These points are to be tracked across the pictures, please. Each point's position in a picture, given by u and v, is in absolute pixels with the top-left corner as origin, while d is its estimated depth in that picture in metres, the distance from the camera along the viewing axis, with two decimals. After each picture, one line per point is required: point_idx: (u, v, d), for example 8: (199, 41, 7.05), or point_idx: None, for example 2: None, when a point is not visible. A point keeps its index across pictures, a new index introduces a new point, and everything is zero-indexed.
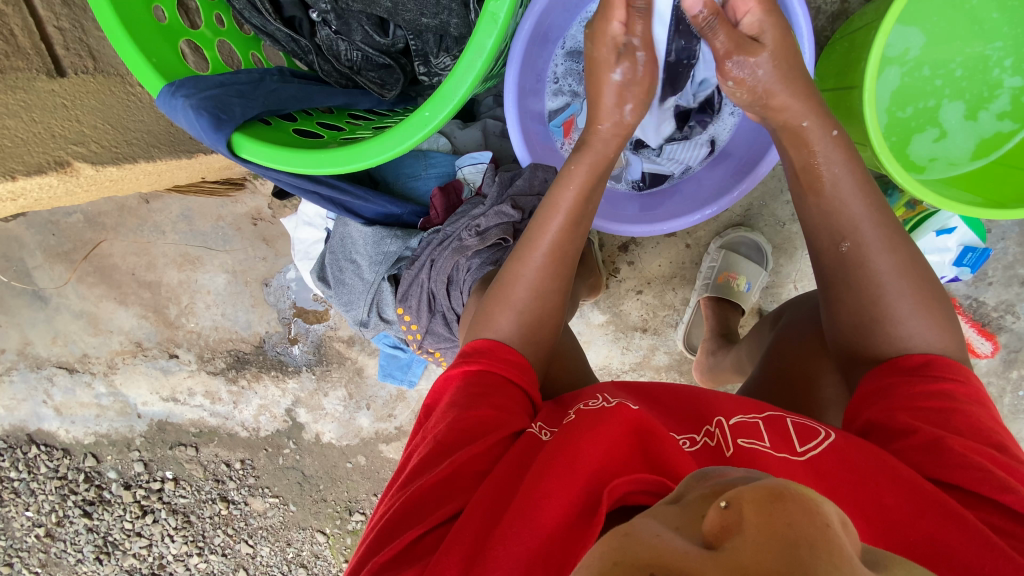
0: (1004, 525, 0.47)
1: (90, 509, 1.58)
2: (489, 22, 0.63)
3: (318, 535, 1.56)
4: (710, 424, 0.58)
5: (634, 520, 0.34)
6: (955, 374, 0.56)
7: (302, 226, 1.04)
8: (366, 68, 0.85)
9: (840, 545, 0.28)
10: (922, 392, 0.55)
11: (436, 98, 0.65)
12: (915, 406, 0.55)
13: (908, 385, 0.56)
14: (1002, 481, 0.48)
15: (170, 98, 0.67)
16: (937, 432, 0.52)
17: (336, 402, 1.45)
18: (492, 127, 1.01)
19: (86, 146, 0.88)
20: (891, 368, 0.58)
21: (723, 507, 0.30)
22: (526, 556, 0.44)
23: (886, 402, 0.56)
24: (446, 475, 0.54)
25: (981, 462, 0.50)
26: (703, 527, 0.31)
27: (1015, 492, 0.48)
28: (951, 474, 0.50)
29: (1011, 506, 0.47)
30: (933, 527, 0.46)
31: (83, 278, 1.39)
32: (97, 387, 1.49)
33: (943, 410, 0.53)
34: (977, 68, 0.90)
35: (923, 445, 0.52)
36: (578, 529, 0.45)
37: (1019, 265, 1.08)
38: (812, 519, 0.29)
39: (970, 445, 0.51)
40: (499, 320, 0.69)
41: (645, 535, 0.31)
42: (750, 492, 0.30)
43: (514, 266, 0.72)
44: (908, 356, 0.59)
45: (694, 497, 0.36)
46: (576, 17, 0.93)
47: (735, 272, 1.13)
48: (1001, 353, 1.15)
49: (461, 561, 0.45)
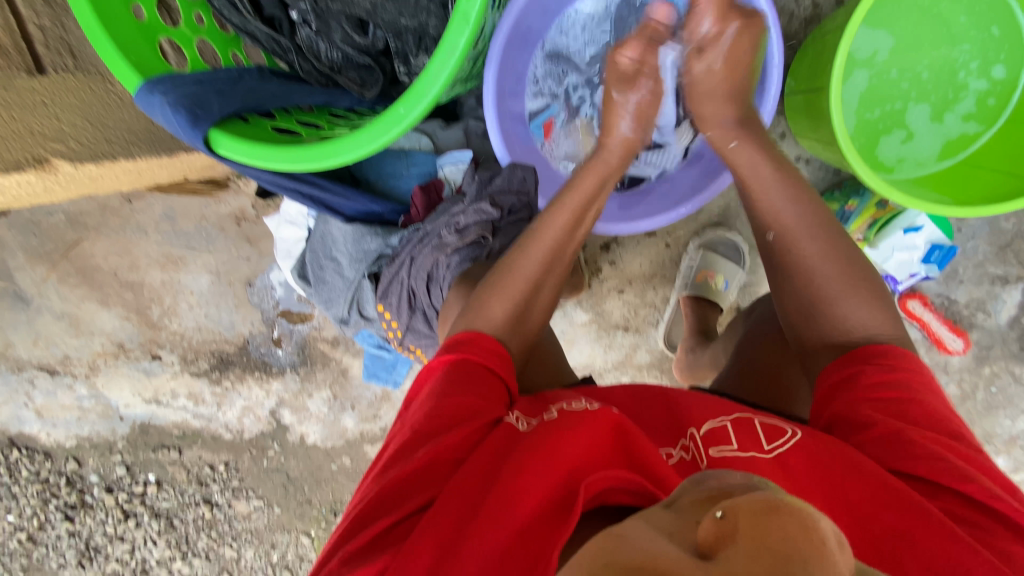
0: (963, 513, 0.49)
1: (72, 513, 1.56)
2: (461, 21, 0.65)
3: (303, 538, 1.55)
4: (685, 437, 0.58)
5: (630, 524, 0.35)
6: (910, 365, 0.58)
7: (284, 225, 1.04)
8: (346, 68, 0.86)
9: (834, 562, 0.29)
10: (880, 383, 0.57)
11: (410, 95, 0.66)
12: (875, 397, 0.56)
13: (865, 375, 0.58)
14: (961, 471, 0.50)
15: (148, 95, 0.68)
16: (898, 425, 0.54)
17: (321, 403, 1.45)
18: (474, 128, 1.02)
19: (65, 143, 0.88)
20: (850, 358, 0.60)
21: (719, 517, 0.31)
22: (499, 549, 0.45)
23: (847, 396, 0.58)
24: (422, 464, 0.55)
25: (938, 451, 0.51)
26: (699, 535, 0.32)
27: (975, 482, 0.49)
28: (909, 465, 0.52)
29: (973, 496, 0.49)
30: (897, 519, 0.48)
31: (64, 279, 1.38)
32: (79, 389, 1.48)
33: (901, 401, 0.55)
34: (944, 71, 0.92)
35: (883, 437, 0.54)
36: (551, 524, 0.47)
37: (989, 263, 1.12)
38: (807, 537, 0.29)
39: (927, 435, 0.53)
40: (492, 309, 0.70)
41: (640, 540, 0.32)
42: (746, 503, 0.31)
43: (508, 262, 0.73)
44: (867, 347, 0.60)
45: (691, 502, 0.36)
46: (555, 20, 0.96)
47: (713, 271, 1.16)
48: (973, 350, 1.17)
49: (434, 552, 0.47)
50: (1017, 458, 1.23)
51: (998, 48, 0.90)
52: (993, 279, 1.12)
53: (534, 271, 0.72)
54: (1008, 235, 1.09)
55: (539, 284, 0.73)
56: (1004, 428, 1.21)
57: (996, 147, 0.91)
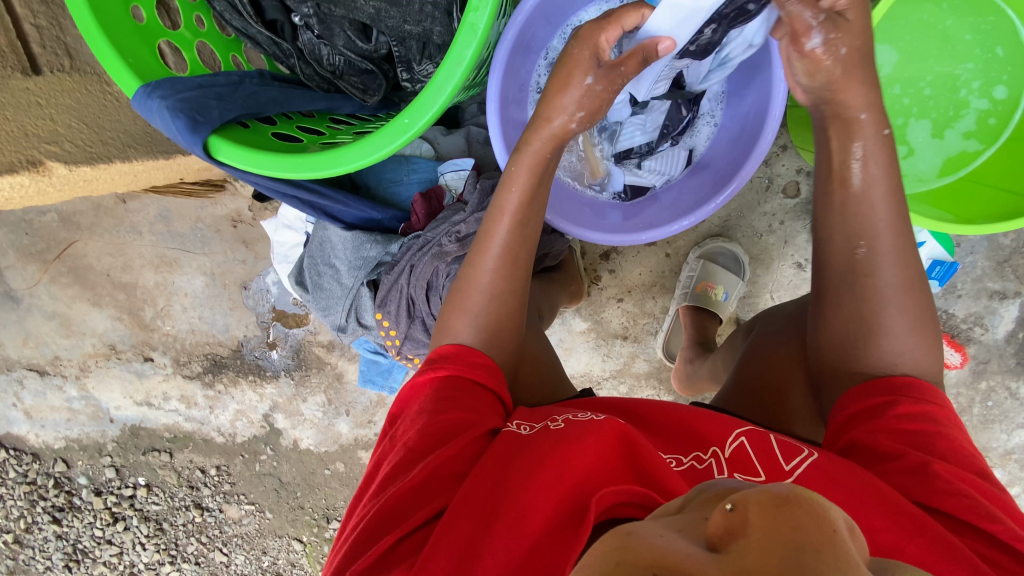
0: (991, 555, 0.47)
1: (59, 515, 1.54)
2: (468, 32, 0.64)
3: (295, 543, 1.53)
4: (706, 452, 0.58)
5: (637, 521, 0.35)
6: (933, 397, 0.57)
7: (281, 229, 1.04)
8: (349, 73, 0.86)
9: (847, 551, 0.28)
10: (907, 414, 0.56)
11: (415, 105, 0.66)
12: (899, 428, 0.55)
13: (893, 406, 0.57)
14: (988, 510, 0.49)
15: (146, 99, 0.66)
16: (923, 457, 0.53)
17: (315, 408, 1.43)
18: (476, 134, 1.01)
19: (59, 145, 0.87)
20: (875, 386, 0.59)
21: (728, 511, 0.31)
22: (513, 564, 0.45)
23: (870, 424, 0.57)
24: (422, 478, 0.54)
25: (965, 489, 0.50)
26: (709, 529, 0.31)
27: (1002, 523, 0.48)
28: (935, 500, 0.51)
29: (1000, 537, 0.48)
30: (920, 551, 0.47)
31: (56, 278, 1.36)
32: (68, 390, 1.46)
33: (927, 434, 0.54)
34: (946, 87, 0.92)
35: (909, 469, 0.53)
36: (564, 535, 0.46)
37: (988, 278, 1.12)
38: (820, 526, 0.29)
39: (954, 471, 0.52)
40: (455, 327, 0.70)
41: (650, 536, 0.32)
42: (757, 495, 0.30)
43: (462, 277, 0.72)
44: (891, 376, 0.59)
45: (697, 498, 0.36)
46: (559, 29, 0.95)
47: (713, 281, 1.15)
48: (970, 364, 1.17)
49: (446, 566, 0.46)
50: (1012, 472, 1.23)
51: (1001, 69, 0.90)
52: (991, 294, 1.12)
53: (493, 277, 0.70)
54: (1007, 250, 1.10)
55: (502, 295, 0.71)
56: (1000, 442, 1.21)
57: (996, 165, 0.91)
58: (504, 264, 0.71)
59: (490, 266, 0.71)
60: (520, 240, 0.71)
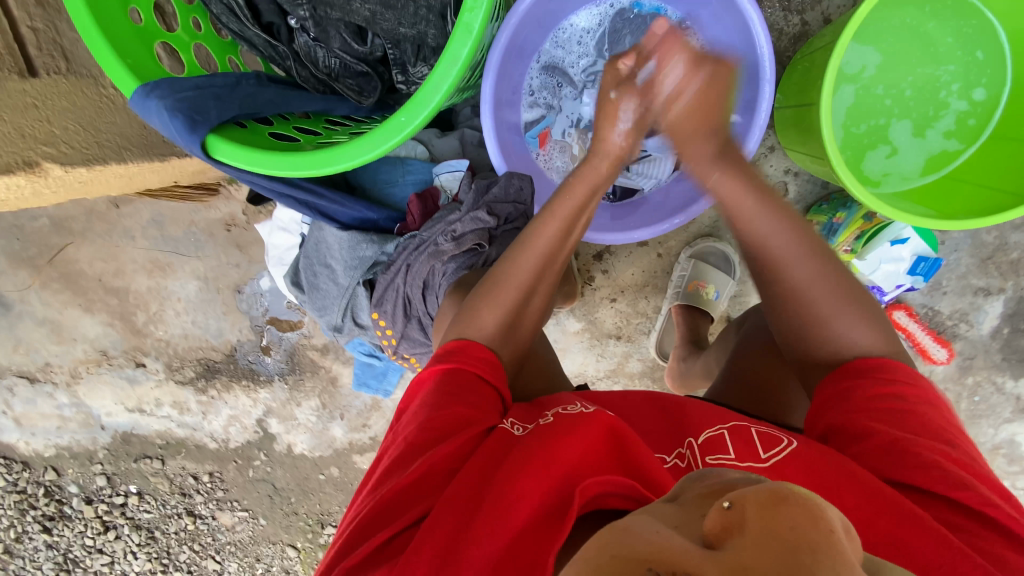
0: (958, 521, 0.49)
1: (50, 524, 1.52)
2: (463, 32, 0.65)
3: (289, 549, 1.52)
4: (683, 445, 0.59)
5: (633, 517, 0.36)
6: (904, 377, 0.59)
7: (276, 231, 1.04)
8: (344, 76, 0.87)
9: (842, 550, 0.29)
10: (878, 395, 0.57)
11: (411, 104, 0.66)
12: (872, 408, 0.57)
13: (863, 387, 0.58)
14: (955, 478, 0.50)
15: (144, 99, 0.67)
16: (894, 435, 0.54)
17: (309, 412, 1.43)
18: (470, 137, 1.02)
19: (55, 146, 0.87)
20: (846, 371, 0.61)
21: (727, 508, 0.32)
22: (496, 557, 0.45)
23: (844, 407, 0.58)
24: (416, 476, 0.54)
25: (936, 460, 0.52)
26: (706, 527, 0.32)
27: (972, 490, 0.50)
28: (908, 474, 0.52)
29: (970, 504, 0.49)
30: (893, 525, 0.47)
31: (47, 284, 1.35)
32: (59, 397, 1.45)
33: (898, 411, 0.56)
34: (927, 88, 0.95)
35: (881, 447, 0.54)
36: (548, 529, 0.47)
37: (971, 275, 1.14)
38: (816, 526, 0.30)
39: (925, 444, 0.53)
40: (484, 319, 0.69)
41: (645, 531, 0.33)
42: (755, 494, 0.32)
43: (499, 272, 0.72)
44: (861, 359, 0.61)
45: (693, 497, 0.37)
46: (551, 33, 0.97)
47: (704, 280, 1.17)
48: (956, 360, 1.20)
49: (431, 560, 0.46)
50: (998, 466, 1.25)
51: (980, 72, 0.93)
52: (975, 291, 1.15)
53: (528, 276, 0.71)
54: (990, 247, 1.12)
55: (531, 292, 0.72)
56: (986, 437, 1.23)
57: (979, 163, 0.93)
58: (541, 266, 0.72)
59: (521, 262, 0.72)
60: (561, 244, 0.73)
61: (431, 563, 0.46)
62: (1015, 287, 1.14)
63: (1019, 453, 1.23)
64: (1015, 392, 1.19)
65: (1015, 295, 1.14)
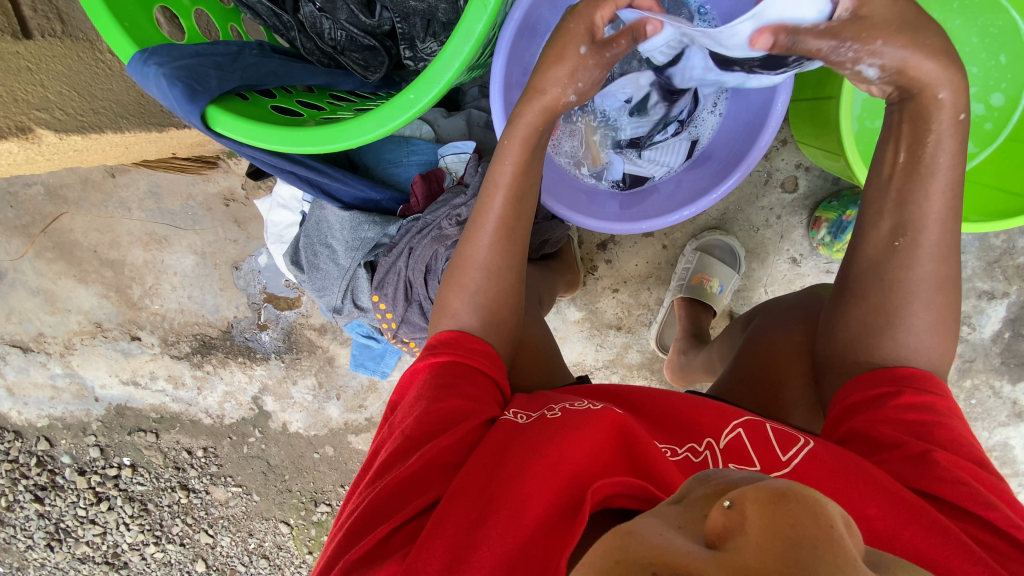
0: (988, 540, 0.47)
1: (41, 494, 1.52)
2: (478, 7, 0.62)
3: (281, 526, 1.52)
4: (700, 443, 0.58)
5: (637, 518, 0.34)
6: (934, 388, 0.57)
7: (276, 208, 1.02)
8: (350, 49, 0.83)
9: (845, 546, 0.28)
10: (908, 404, 0.56)
11: (420, 81, 0.64)
12: (900, 418, 0.56)
13: (895, 396, 0.57)
14: (984, 497, 0.49)
15: (142, 65, 0.65)
16: (922, 446, 0.53)
17: (305, 391, 1.42)
18: (477, 117, 1.00)
19: (49, 112, 0.84)
20: (878, 376, 0.59)
21: (727, 508, 0.31)
22: (508, 555, 0.45)
23: (870, 414, 0.57)
24: (418, 469, 0.53)
25: (963, 477, 0.51)
26: (707, 526, 0.31)
27: (998, 510, 0.49)
28: (934, 488, 0.51)
29: (997, 523, 0.48)
30: (918, 537, 0.47)
31: (41, 253, 1.32)
32: (52, 367, 1.43)
33: (927, 422, 0.55)
34: None
35: (908, 458, 0.53)
36: (558, 530, 0.46)
37: (977, 278, 1.13)
38: (818, 523, 0.29)
39: (952, 459, 0.52)
40: (451, 305, 0.69)
41: (648, 533, 0.32)
42: (754, 492, 0.30)
43: (458, 255, 0.71)
44: (896, 367, 0.59)
45: (697, 496, 0.36)
46: (564, 13, 0.94)
47: (709, 274, 1.15)
48: (956, 362, 1.19)
49: (441, 560, 0.45)
50: None
51: (1000, 77, 0.90)
52: (980, 294, 1.14)
53: (510, 255, 0.70)
54: (998, 251, 1.11)
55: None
56: (981, 439, 1.23)
57: (993, 167, 0.92)
58: (500, 240, 0.69)
59: (511, 245, 0.70)
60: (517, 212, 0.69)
61: (441, 562, 0.45)
62: (1020, 291, 1.12)
63: (1013, 457, 1.23)
64: (1013, 397, 1.19)
65: (1018, 300, 1.13)
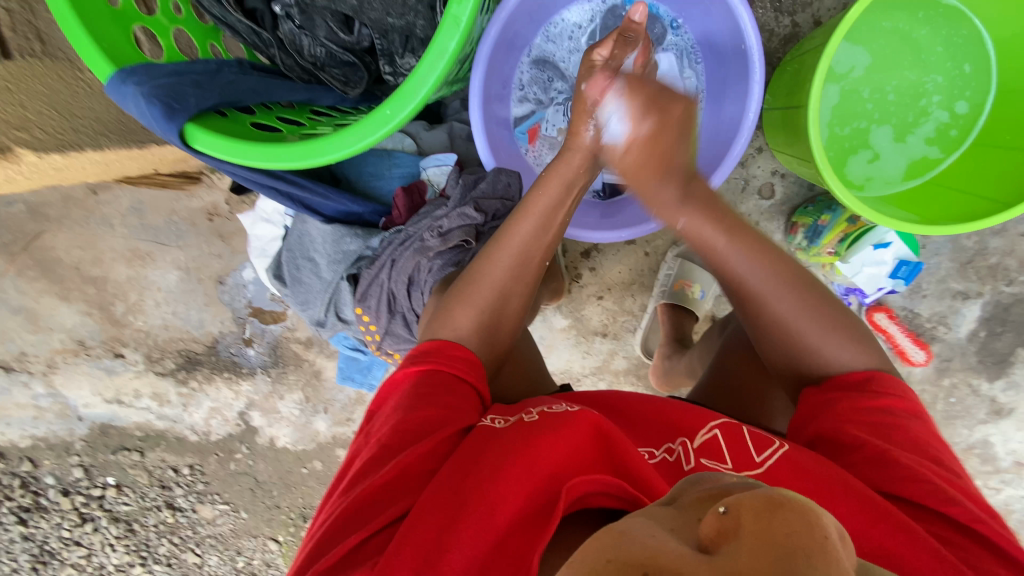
0: (948, 536, 0.49)
1: (25, 516, 1.49)
2: (452, 24, 0.64)
3: (270, 543, 1.51)
4: (674, 442, 0.60)
5: (629, 518, 0.35)
6: (894, 389, 0.59)
7: (258, 223, 1.02)
8: (330, 65, 0.85)
9: (837, 556, 0.28)
10: (867, 406, 0.58)
11: (397, 96, 0.65)
12: (862, 418, 0.57)
13: (855, 398, 0.59)
14: (944, 493, 0.51)
15: (120, 85, 0.65)
16: (883, 445, 0.55)
17: (292, 405, 1.41)
18: (458, 130, 1.01)
19: (29, 131, 0.85)
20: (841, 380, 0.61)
21: (722, 513, 0.31)
22: (478, 559, 0.45)
23: (834, 413, 0.59)
24: (392, 476, 0.54)
25: (925, 475, 0.52)
26: (701, 530, 0.32)
27: (960, 505, 0.50)
28: (899, 487, 0.52)
29: (959, 519, 0.50)
30: (885, 534, 0.48)
31: (23, 272, 1.31)
32: (35, 387, 1.41)
33: (888, 423, 0.57)
34: (910, 94, 0.95)
35: (872, 458, 0.55)
36: (528, 530, 0.47)
37: (951, 279, 1.16)
38: (812, 531, 0.29)
39: (913, 458, 0.54)
40: (458, 319, 0.69)
41: (642, 534, 0.32)
42: (750, 499, 0.31)
43: (477, 269, 0.72)
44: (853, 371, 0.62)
45: (692, 499, 0.36)
46: (541, 27, 0.96)
47: (690, 280, 1.17)
48: (934, 361, 1.21)
49: (410, 565, 0.45)
50: (973, 466, 1.27)
51: (965, 85, 0.94)
52: (954, 295, 1.16)
53: (508, 274, 0.71)
54: (970, 252, 1.14)
55: (510, 290, 0.71)
56: (962, 437, 1.25)
57: (960, 171, 0.94)
58: (517, 265, 0.71)
59: (506, 263, 0.71)
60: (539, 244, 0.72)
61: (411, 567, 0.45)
62: (993, 291, 1.15)
63: (993, 454, 1.25)
64: (991, 394, 1.21)
65: (992, 299, 1.16)
